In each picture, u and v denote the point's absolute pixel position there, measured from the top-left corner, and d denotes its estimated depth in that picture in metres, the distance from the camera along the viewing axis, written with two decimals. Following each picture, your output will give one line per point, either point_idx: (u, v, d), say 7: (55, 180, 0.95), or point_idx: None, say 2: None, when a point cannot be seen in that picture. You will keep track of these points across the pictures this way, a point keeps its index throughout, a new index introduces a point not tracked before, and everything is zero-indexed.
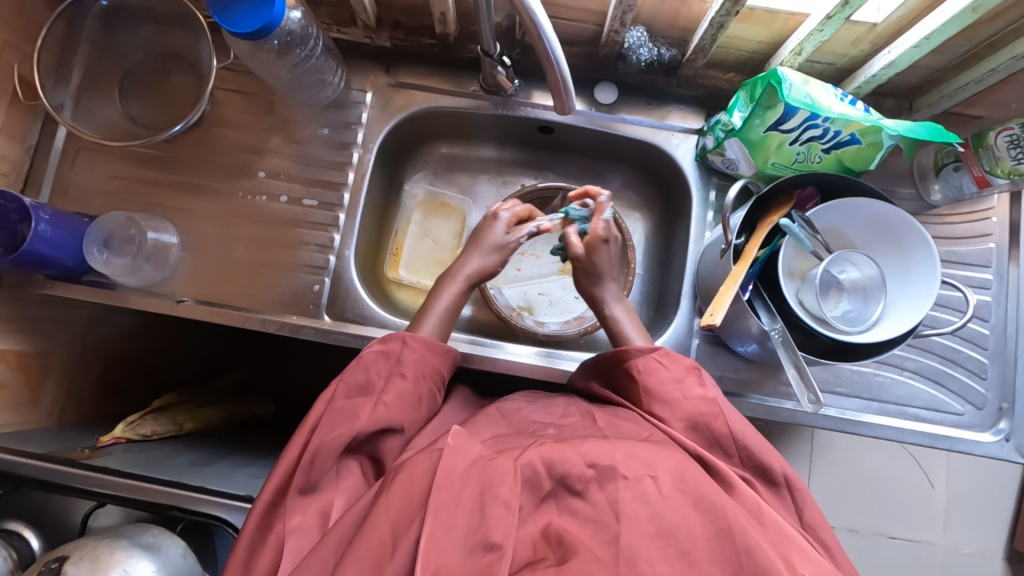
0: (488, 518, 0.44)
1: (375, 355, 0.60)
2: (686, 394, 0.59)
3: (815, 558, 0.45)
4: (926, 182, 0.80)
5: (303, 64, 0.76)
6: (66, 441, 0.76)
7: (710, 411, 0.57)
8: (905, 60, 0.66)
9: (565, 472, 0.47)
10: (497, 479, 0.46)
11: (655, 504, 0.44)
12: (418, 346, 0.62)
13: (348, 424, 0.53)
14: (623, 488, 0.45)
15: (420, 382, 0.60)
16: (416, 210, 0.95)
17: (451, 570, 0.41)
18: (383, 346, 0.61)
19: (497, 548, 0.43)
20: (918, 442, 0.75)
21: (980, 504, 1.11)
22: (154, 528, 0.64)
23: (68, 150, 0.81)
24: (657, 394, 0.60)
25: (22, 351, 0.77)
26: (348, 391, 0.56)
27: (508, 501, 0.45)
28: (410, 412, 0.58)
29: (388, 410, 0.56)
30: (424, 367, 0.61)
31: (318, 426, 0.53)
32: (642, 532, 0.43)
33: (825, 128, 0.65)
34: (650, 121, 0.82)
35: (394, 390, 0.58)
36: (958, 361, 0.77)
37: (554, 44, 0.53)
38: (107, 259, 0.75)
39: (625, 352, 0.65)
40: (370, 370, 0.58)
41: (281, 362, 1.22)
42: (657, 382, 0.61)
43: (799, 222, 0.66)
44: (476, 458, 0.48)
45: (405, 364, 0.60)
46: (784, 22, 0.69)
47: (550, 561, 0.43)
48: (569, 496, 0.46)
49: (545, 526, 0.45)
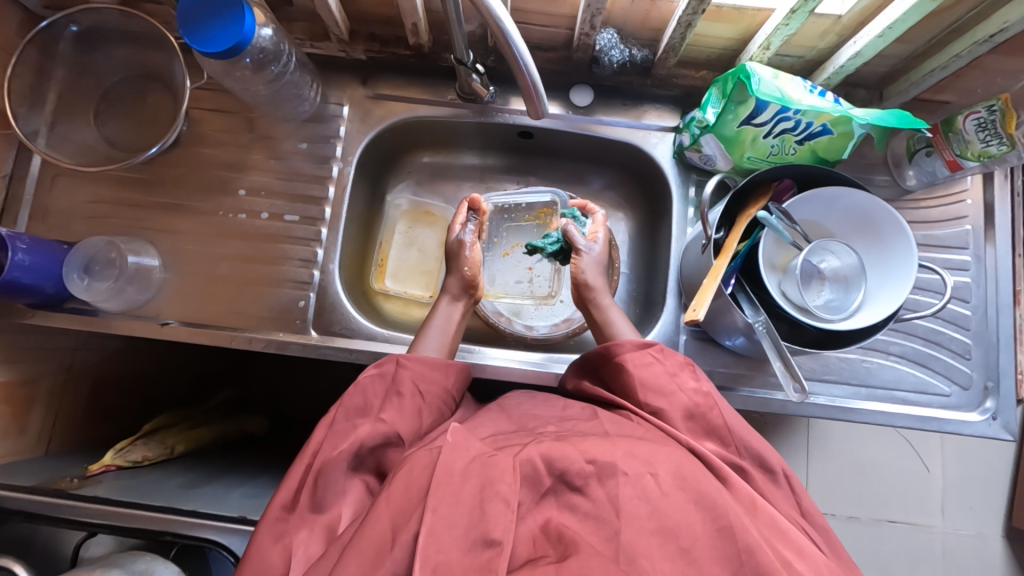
0: (488, 514, 0.43)
1: (371, 377, 0.60)
2: (680, 387, 0.59)
3: (809, 554, 0.45)
4: (900, 168, 0.81)
5: (279, 80, 0.76)
6: (54, 471, 0.75)
7: (704, 404, 0.58)
8: (871, 50, 0.67)
9: (564, 469, 0.47)
10: (497, 476, 0.46)
11: (656, 500, 0.45)
12: (414, 364, 0.63)
13: (352, 440, 0.53)
14: (623, 484, 0.46)
15: (419, 397, 0.61)
16: (400, 220, 0.94)
17: (451, 567, 0.41)
18: (378, 368, 0.62)
19: (496, 544, 0.42)
20: (908, 425, 0.76)
21: (974, 483, 1.12)
22: (147, 555, 0.64)
23: (44, 176, 0.80)
24: (653, 387, 0.59)
25: (5, 382, 0.76)
26: (347, 414, 0.56)
27: (507, 497, 0.44)
28: (411, 427, 0.58)
29: (390, 425, 0.56)
30: (422, 382, 0.62)
31: (320, 449, 0.53)
32: (643, 529, 0.44)
33: (797, 121, 0.66)
34: (627, 121, 0.83)
35: (393, 407, 0.59)
36: (942, 342, 0.78)
37: (522, 49, 0.53)
38: (88, 285, 0.75)
39: (616, 347, 0.64)
40: (367, 392, 0.59)
41: (272, 379, 1.21)
42: (652, 376, 0.60)
43: (777, 214, 0.66)
44: (475, 455, 0.48)
45: (402, 384, 0.61)
46: (752, 19, 0.70)
47: (550, 559, 0.42)
48: (569, 492, 0.47)
49: (544, 522, 0.45)
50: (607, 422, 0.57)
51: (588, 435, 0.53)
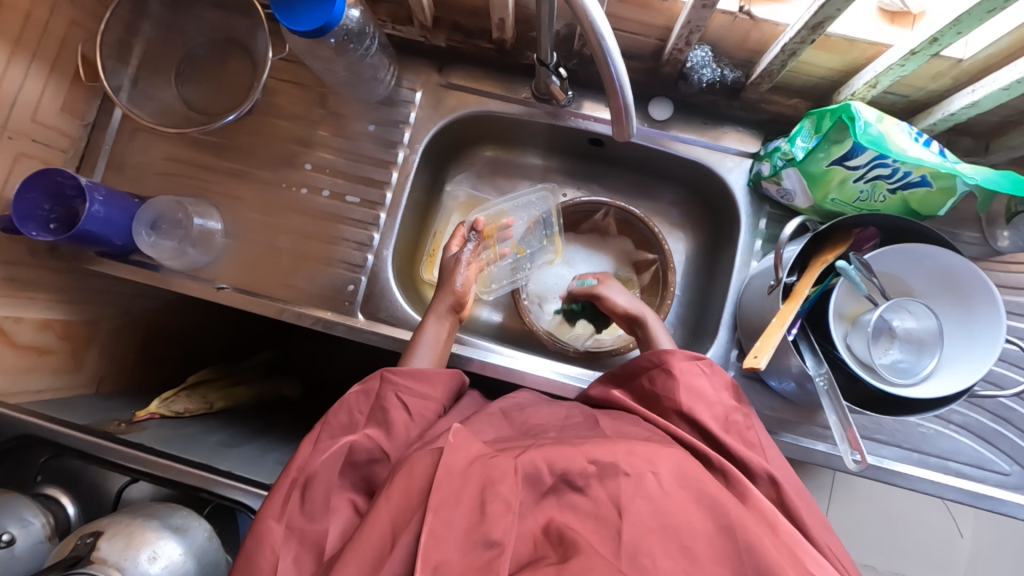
0: (488, 515, 0.44)
1: (356, 395, 0.59)
2: (719, 395, 0.57)
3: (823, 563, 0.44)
4: (994, 228, 0.75)
5: (359, 62, 0.76)
6: (105, 412, 0.79)
7: (739, 412, 0.57)
8: (991, 101, 0.61)
9: (565, 468, 0.46)
10: (496, 477, 0.46)
11: (656, 499, 0.45)
12: (401, 378, 0.60)
13: (336, 454, 0.54)
14: (624, 484, 0.45)
15: (405, 412, 0.59)
16: (456, 211, 0.94)
17: (451, 567, 0.41)
18: (362, 385, 0.60)
19: (497, 545, 0.42)
20: (958, 499, 0.72)
21: (1007, 555, 1.07)
22: (183, 510, 0.66)
23: (124, 129, 0.82)
24: (694, 394, 0.57)
25: (69, 321, 0.79)
26: (332, 431, 0.56)
27: (507, 500, 0.45)
28: (397, 442, 0.57)
29: (376, 441, 0.56)
30: (407, 397, 0.60)
31: (306, 462, 0.53)
32: (645, 526, 0.43)
33: (895, 169, 0.62)
34: (705, 142, 0.80)
35: (378, 424, 0.57)
36: (1010, 419, 0.73)
37: (620, 69, 0.51)
38: (154, 242, 0.78)
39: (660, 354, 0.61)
40: (352, 410, 0.58)
41: (310, 346, 1.24)
42: (695, 385, 0.58)
43: (857, 265, 0.62)
44: (475, 456, 0.48)
45: (387, 400, 0.59)
46: (862, 52, 0.65)
47: (550, 559, 0.42)
48: (569, 492, 0.46)
49: (545, 523, 0.44)
50: (611, 431, 0.55)
51: (589, 437, 0.52)
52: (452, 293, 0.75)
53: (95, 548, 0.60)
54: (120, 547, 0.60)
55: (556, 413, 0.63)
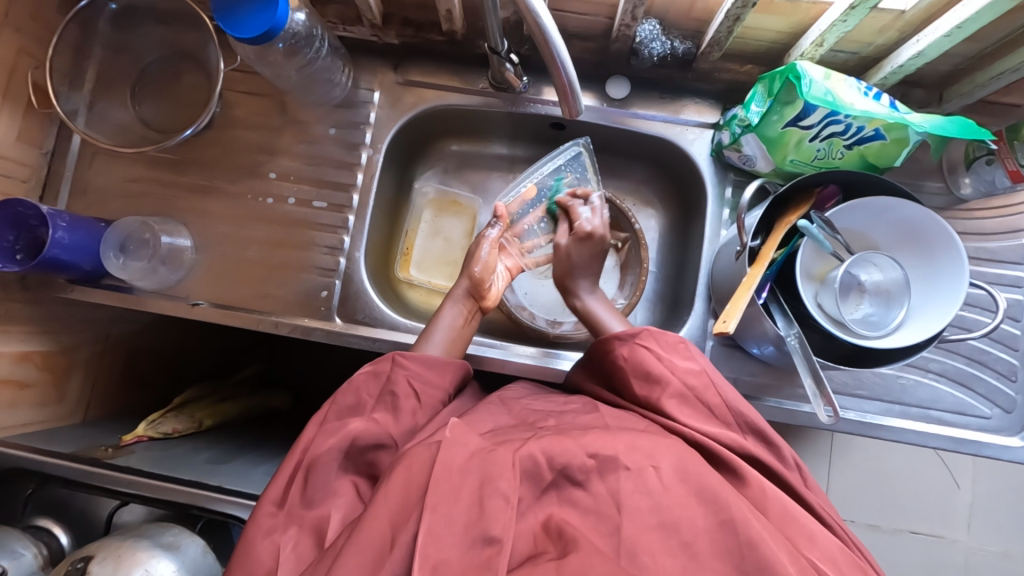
0: (488, 511, 0.43)
1: (365, 376, 0.60)
2: (672, 371, 0.57)
3: (819, 540, 0.45)
4: (955, 176, 0.76)
5: (311, 65, 0.76)
6: (90, 438, 0.78)
7: (701, 385, 0.56)
8: (934, 50, 0.62)
9: (565, 463, 0.46)
10: (496, 471, 0.45)
11: (656, 494, 0.45)
12: (411, 363, 0.61)
13: (341, 436, 0.54)
14: (624, 479, 0.45)
15: (413, 398, 0.60)
16: (427, 208, 0.94)
17: (450, 565, 0.41)
18: (373, 366, 0.60)
19: (497, 541, 0.42)
20: (943, 447, 0.73)
21: (1007, 501, 1.08)
22: (174, 527, 0.66)
23: (84, 154, 0.82)
24: (648, 376, 0.58)
25: (47, 351, 0.79)
26: (339, 413, 0.57)
27: (506, 494, 0.44)
28: (403, 428, 0.57)
29: (382, 425, 0.56)
30: (417, 383, 0.61)
31: (311, 445, 0.54)
32: (645, 523, 0.43)
33: (847, 124, 0.62)
34: (664, 116, 0.80)
35: (386, 408, 0.58)
36: (986, 363, 0.74)
37: (560, 48, 0.51)
38: (123, 263, 0.77)
39: (608, 342, 0.63)
40: (361, 392, 0.59)
41: (298, 357, 1.23)
42: (647, 365, 0.58)
43: (819, 223, 0.62)
44: (475, 450, 0.47)
45: (396, 385, 0.59)
46: (806, 12, 0.67)
47: (550, 555, 0.42)
48: (570, 486, 0.46)
49: (545, 519, 0.45)
50: (609, 416, 0.55)
51: (588, 428, 0.52)
52: (470, 274, 0.76)
53: (86, 572, 0.59)
54: (110, 569, 0.59)
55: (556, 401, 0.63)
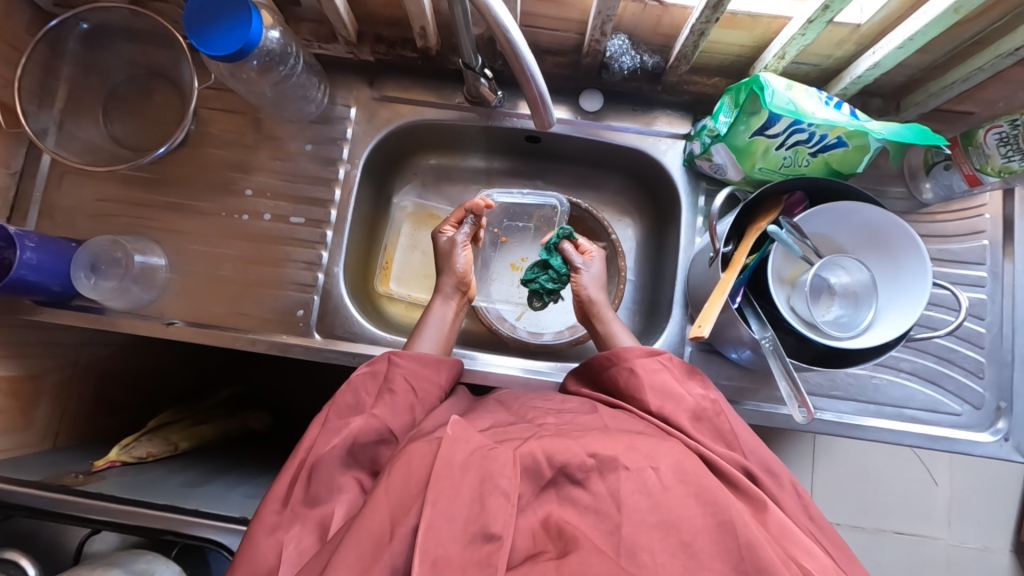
0: (488, 507, 0.43)
1: (363, 375, 0.59)
2: (689, 394, 0.58)
3: (817, 554, 0.45)
4: (916, 181, 0.78)
5: (285, 82, 0.76)
6: (59, 466, 0.76)
7: (711, 411, 0.57)
8: (890, 60, 0.65)
9: (564, 461, 0.46)
10: (497, 468, 0.45)
11: (656, 494, 0.45)
12: (408, 361, 0.61)
13: (344, 435, 0.53)
14: (624, 479, 0.45)
15: (412, 394, 0.60)
16: (405, 222, 0.95)
17: (451, 561, 0.41)
18: (370, 366, 0.60)
19: (496, 538, 0.42)
20: (917, 444, 0.74)
21: (984, 497, 1.10)
22: (148, 554, 0.64)
23: (54, 173, 0.81)
24: (662, 392, 0.58)
25: (14, 376, 0.77)
26: (340, 412, 0.55)
27: (507, 491, 0.44)
28: (403, 423, 0.57)
29: (384, 421, 0.55)
30: (414, 380, 0.61)
31: (313, 445, 0.53)
32: (644, 523, 0.43)
33: (811, 133, 0.64)
34: (637, 128, 0.82)
35: (386, 405, 0.57)
36: (954, 361, 0.76)
37: (530, 61, 0.52)
38: (95, 284, 0.75)
39: (624, 352, 0.62)
40: (359, 391, 0.58)
41: (278, 375, 1.21)
42: (662, 381, 0.59)
43: (788, 229, 0.64)
44: (475, 447, 0.46)
45: (395, 381, 0.59)
46: (767, 26, 0.69)
47: (550, 554, 0.42)
48: (569, 485, 0.46)
49: (545, 517, 0.45)
50: (607, 416, 0.56)
51: (588, 429, 0.52)
52: (454, 271, 0.76)
53: None
54: None
55: (543, 403, 0.62)
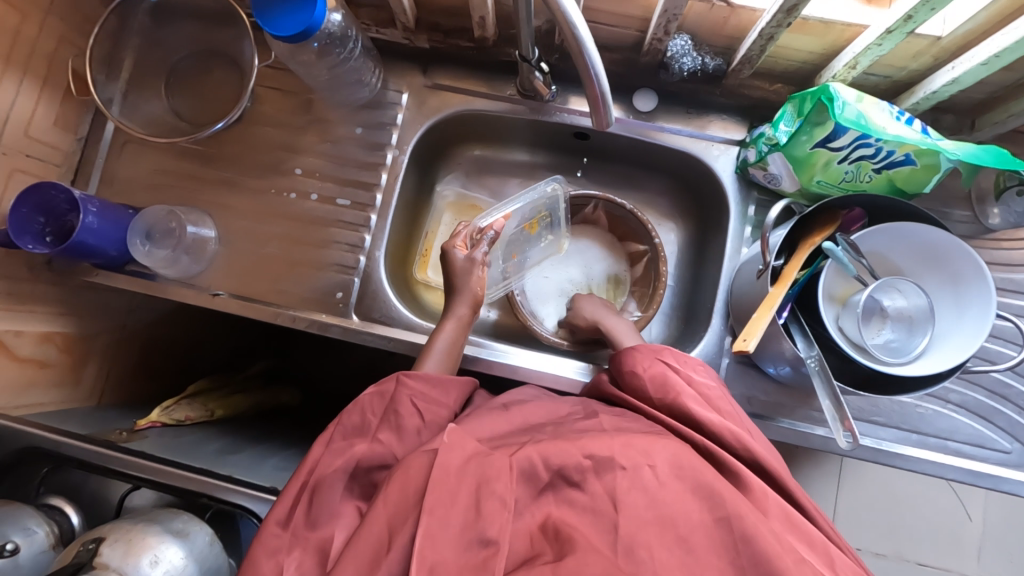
0: (484, 513, 0.44)
1: (370, 397, 0.59)
2: (690, 382, 0.58)
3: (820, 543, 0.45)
4: (983, 205, 0.75)
5: (342, 66, 0.77)
6: (105, 422, 0.79)
7: (716, 399, 0.57)
8: (970, 77, 0.62)
9: (561, 463, 0.46)
10: (493, 474, 0.45)
11: (653, 490, 0.44)
12: (416, 382, 0.60)
13: (347, 458, 0.54)
14: (620, 477, 0.45)
15: (419, 418, 0.58)
16: (446, 211, 0.95)
17: (447, 566, 0.41)
18: (378, 386, 0.60)
19: (493, 543, 0.42)
20: (960, 479, 0.72)
21: (1018, 537, 1.05)
22: (185, 514, 0.66)
23: (116, 142, 0.83)
24: (664, 386, 0.58)
25: (68, 333, 0.80)
26: (345, 433, 0.57)
27: (503, 496, 0.44)
28: (407, 446, 0.57)
29: (386, 446, 0.56)
30: (420, 402, 0.60)
31: (317, 465, 0.55)
32: (641, 519, 0.43)
33: (877, 148, 0.62)
34: (690, 131, 0.80)
35: (390, 428, 0.57)
36: (1008, 396, 0.73)
37: (594, 58, 0.51)
38: (149, 250, 0.79)
39: (627, 352, 0.64)
40: (365, 411, 0.58)
41: (310, 351, 1.25)
42: (664, 375, 0.59)
43: (844, 246, 0.62)
44: (472, 453, 0.47)
45: (399, 404, 0.58)
46: (839, 34, 0.66)
47: (546, 557, 0.42)
48: (567, 486, 0.46)
49: (544, 518, 0.45)
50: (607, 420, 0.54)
51: (585, 431, 0.52)
52: (472, 295, 0.75)
53: (96, 554, 0.60)
54: (121, 552, 0.59)
55: (569, 405, 0.62)
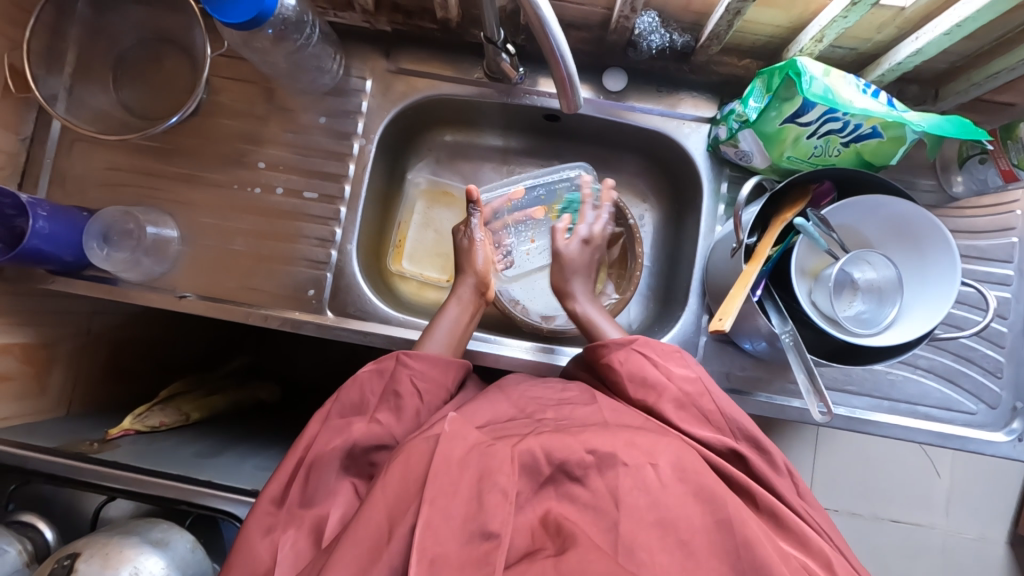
0: (486, 505, 0.43)
1: (369, 373, 0.59)
2: (669, 376, 0.58)
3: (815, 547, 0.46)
4: (948, 173, 0.76)
5: (301, 52, 0.74)
6: (74, 433, 0.76)
7: (695, 391, 0.57)
8: (933, 47, 0.62)
9: (564, 458, 0.46)
10: (495, 466, 0.45)
11: (654, 490, 0.45)
12: (416, 363, 0.61)
13: (345, 437, 0.53)
14: (623, 475, 0.45)
15: (417, 397, 0.59)
16: (419, 199, 0.93)
17: (448, 559, 0.41)
18: (377, 364, 0.60)
19: (494, 536, 0.42)
20: (929, 441, 0.74)
21: (983, 489, 1.10)
22: (163, 524, 0.64)
23: (64, 141, 0.79)
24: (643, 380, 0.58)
25: (28, 343, 0.77)
26: (342, 411, 0.57)
27: (505, 488, 0.44)
28: (405, 427, 0.57)
29: (384, 426, 0.56)
30: (421, 382, 0.60)
31: (314, 442, 0.54)
32: (642, 519, 0.43)
33: (845, 122, 0.62)
34: (661, 109, 0.79)
35: (389, 408, 0.58)
36: (973, 359, 0.75)
37: (560, 39, 0.50)
38: (107, 254, 0.75)
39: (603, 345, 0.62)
40: (364, 388, 0.58)
41: (285, 346, 1.22)
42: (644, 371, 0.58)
43: (815, 221, 0.62)
44: (474, 444, 0.47)
45: (400, 382, 0.59)
46: (805, 6, 0.66)
47: (548, 551, 0.42)
48: (568, 482, 0.46)
49: (544, 513, 0.45)
50: (607, 409, 0.55)
51: (588, 424, 0.52)
52: (474, 274, 0.78)
53: (72, 570, 0.58)
54: (98, 566, 0.58)
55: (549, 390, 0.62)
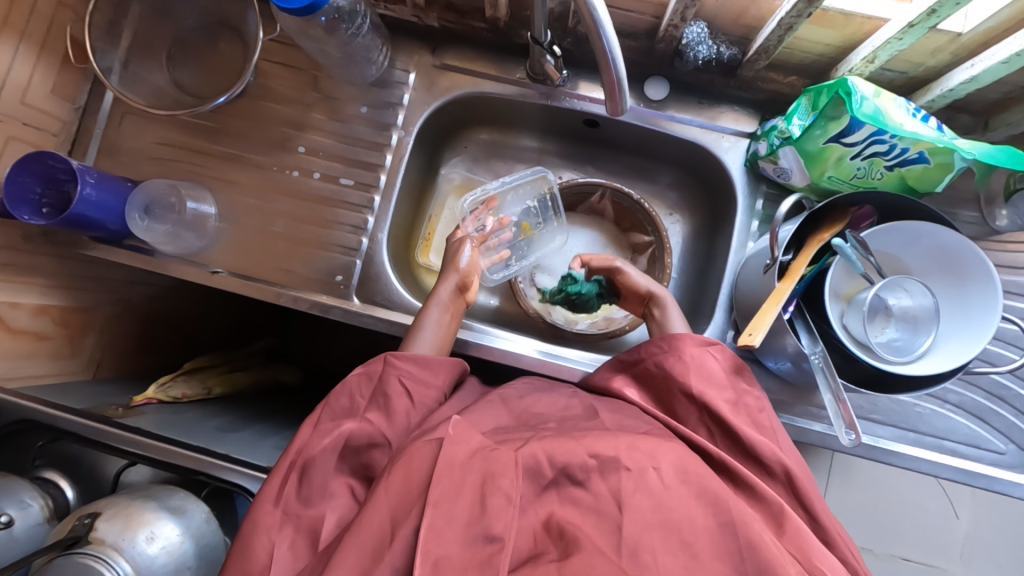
0: (488, 509, 0.43)
1: (358, 377, 0.59)
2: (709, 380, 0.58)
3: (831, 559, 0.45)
4: (992, 207, 0.74)
5: (352, 42, 0.75)
6: (101, 397, 0.78)
7: (731, 402, 0.56)
8: (989, 76, 0.61)
9: (566, 462, 0.46)
10: (498, 470, 0.45)
11: (657, 493, 0.44)
12: (404, 363, 0.60)
13: (336, 437, 0.54)
14: (624, 479, 0.45)
15: (407, 397, 0.59)
16: (451, 195, 0.94)
17: (451, 562, 0.41)
18: (365, 367, 0.60)
19: (497, 540, 0.42)
20: (953, 478, 0.72)
21: (1002, 533, 1.07)
22: (182, 491, 0.65)
23: (115, 113, 0.82)
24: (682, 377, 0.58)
25: (64, 306, 0.79)
26: (333, 415, 0.57)
27: (508, 493, 0.44)
28: (397, 426, 0.57)
29: (375, 426, 0.56)
30: (408, 382, 0.60)
31: (305, 445, 0.54)
32: (646, 522, 0.43)
33: (892, 145, 0.61)
34: (701, 121, 0.79)
35: (379, 408, 0.58)
36: (1006, 398, 0.73)
37: (613, 42, 0.50)
38: (148, 226, 0.77)
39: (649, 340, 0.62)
40: (353, 393, 0.58)
41: (305, 330, 1.24)
42: (685, 370, 0.58)
43: (853, 243, 0.62)
44: (475, 448, 0.47)
45: (388, 384, 0.59)
46: (858, 27, 0.65)
47: (551, 556, 0.42)
48: (569, 484, 0.46)
49: (547, 518, 0.45)
50: (611, 422, 0.54)
51: (589, 429, 0.51)
52: (458, 273, 0.75)
53: (93, 528, 0.59)
54: (119, 526, 0.59)
55: (558, 402, 0.62)
